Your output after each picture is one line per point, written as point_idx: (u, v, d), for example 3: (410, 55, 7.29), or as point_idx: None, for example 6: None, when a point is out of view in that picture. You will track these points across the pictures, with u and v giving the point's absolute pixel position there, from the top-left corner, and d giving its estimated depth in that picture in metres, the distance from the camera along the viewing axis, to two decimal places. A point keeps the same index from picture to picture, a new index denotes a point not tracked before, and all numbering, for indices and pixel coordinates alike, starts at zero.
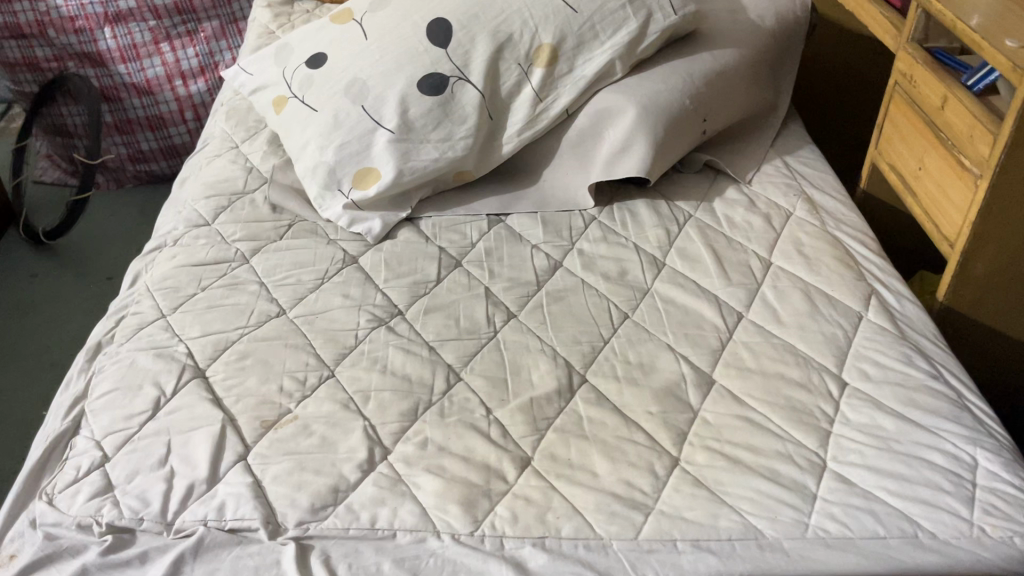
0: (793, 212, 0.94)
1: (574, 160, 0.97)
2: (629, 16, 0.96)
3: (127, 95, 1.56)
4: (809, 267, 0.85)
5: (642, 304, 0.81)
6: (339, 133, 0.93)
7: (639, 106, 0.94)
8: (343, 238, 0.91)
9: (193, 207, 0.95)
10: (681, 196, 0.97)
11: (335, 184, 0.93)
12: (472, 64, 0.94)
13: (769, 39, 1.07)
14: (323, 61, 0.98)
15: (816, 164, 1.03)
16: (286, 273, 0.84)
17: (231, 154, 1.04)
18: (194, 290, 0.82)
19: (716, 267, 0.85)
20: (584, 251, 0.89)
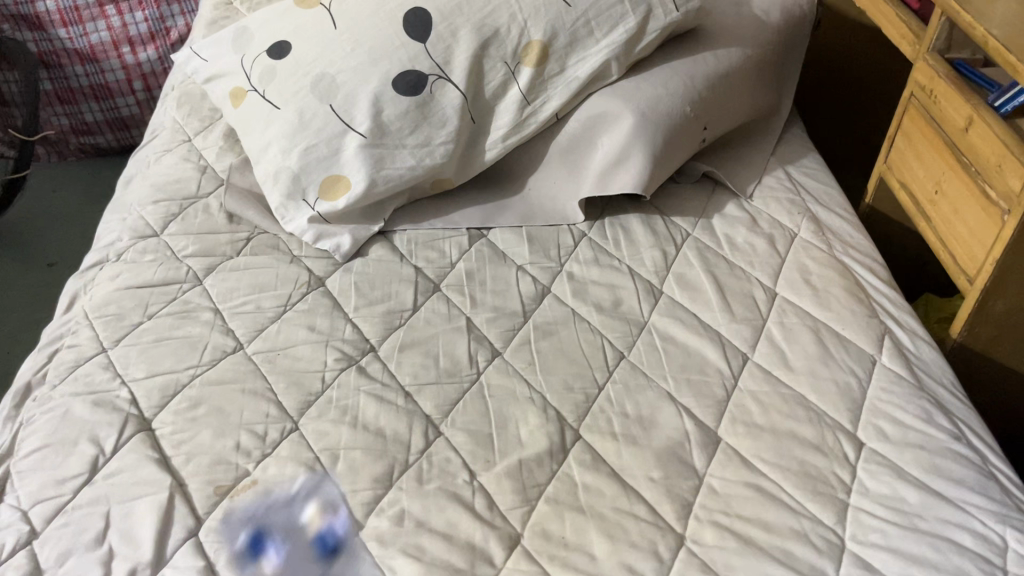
0: (797, 233, 0.87)
1: (563, 169, 0.89)
2: (627, 11, 0.87)
3: (68, 61, 1.43)
4: (818, 302, 0.78)
5: (639, 341, 0.74)
6: (305, 135, 0.83)
7: (636, 114, 0.85)
8: (308, 255, 0.82)
9: (139, 213, 0.85)
10: (678, 211, 0.89)
11: (299, 192, 0.84)
12: (454, 61, 0.85)
13: (775, 35, 0.98)
14: (286, 50, 0.88)
15: (820, 175, 0.96)
16: (244, 298, 0.76)
17: (183, 150, 0.94)
18: (140, 319, 0.73)
19: (718, 298, 0.78)
20: (574, 276, 0.81)
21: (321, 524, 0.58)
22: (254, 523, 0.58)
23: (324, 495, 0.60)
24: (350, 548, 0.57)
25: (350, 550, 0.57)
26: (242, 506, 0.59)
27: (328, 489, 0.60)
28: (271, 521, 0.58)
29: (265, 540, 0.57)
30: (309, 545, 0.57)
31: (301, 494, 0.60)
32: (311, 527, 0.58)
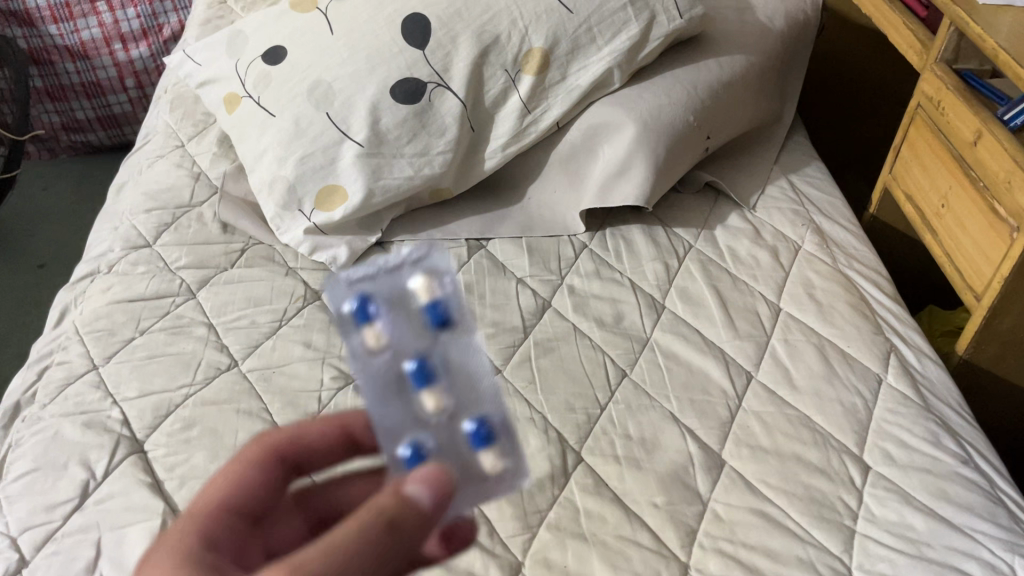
0: (801, 245, 0.85)
1: (563, 178, 0.88)
2: (630, 18, 0.86)
3: (59, 58, 1.41)
4: (823, 318, 0.77)
5: (641, 359, 0.73)
6: (300, 143, 0.82)
7: (639, 123, 0.84)
8: (304, 267, 0.81)
9: (131, 223, 0.83)
10: (681, 222, 0.88)
11: (294, 203, 0.82)
12: (454, 68, 0.83)
13: (779, 41, 0.97)
14: (281, 56, 0.86)
15: (824, 184, 0.94)
16: (239, 312, 0.74)
17: (176, 155, 0.92)
18: (132, 334, 0.71)
19: (721, 313, 0.77)
20: (575, 289, 0.80)
21: (435, 296, 0.46)
22: (362, 287, 0.46)
23: (435, 265, 0.47)
24: (465, 320, 0.46)
25: (464, 327, 0.46)
26: (349, 271, 0.47)
27: (439, 260, 0.47)
28: (374, 284, 0.46)
29: (369, 300, 0.46)
30: (420, 314, 0.46)
31: (410, 261, 0.47)
32: (421, 296, 0.46)
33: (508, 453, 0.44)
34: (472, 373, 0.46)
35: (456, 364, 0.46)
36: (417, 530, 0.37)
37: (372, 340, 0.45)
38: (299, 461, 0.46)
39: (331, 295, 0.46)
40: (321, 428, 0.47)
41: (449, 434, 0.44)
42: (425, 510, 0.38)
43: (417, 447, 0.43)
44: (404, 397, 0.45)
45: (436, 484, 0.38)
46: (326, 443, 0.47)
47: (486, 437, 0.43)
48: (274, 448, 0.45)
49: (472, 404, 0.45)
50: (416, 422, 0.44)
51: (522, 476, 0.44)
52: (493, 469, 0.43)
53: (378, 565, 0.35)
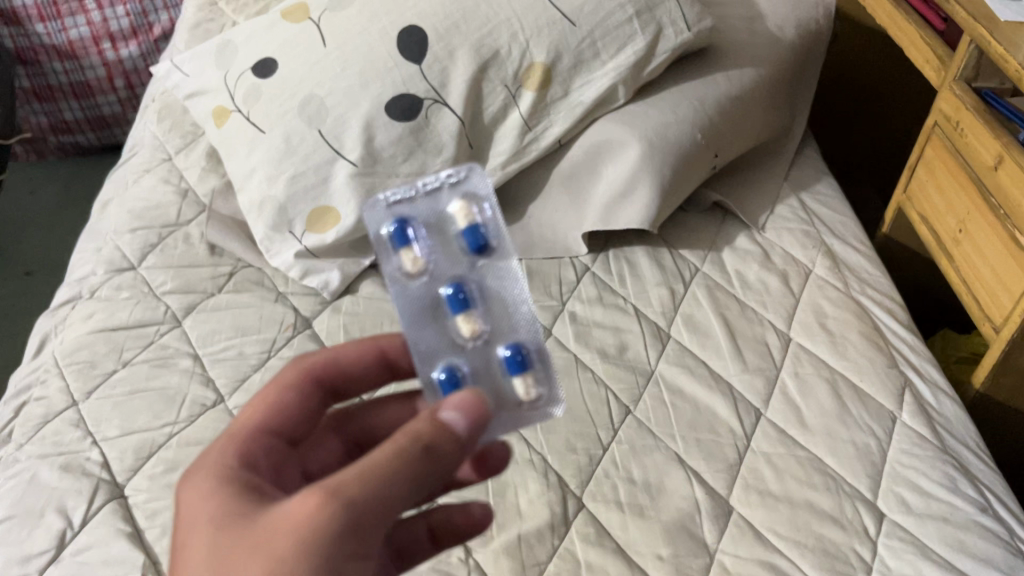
0: (812, 269, 0.82)
1: (565, 197, 0.84)
2: (636, 31, 0.82)
3: (47, 58, 1.37)
4: (834, 350, 0.74)
5: (645, 394, 0.70)
6: (291, 162, 0.78)
7: (644, 142, 0.80)
8: (294, 293, 0.77)
9: (115, 243, 0.80)
10: (687, 243, 0.84)
11: (285, 224, 0.79)
12: (451, 84, 0.80)
13: (790, 52, 0.93)
14: (272, 69, 0.82)
15: (835, 203, 0.91)
16: (226, 342, 0.71)
17: (162, 170, 0.89)
18: (114, 367, 0.68)
19: (729, 345, 0.74)
20: (577, 317, 0.77)
21: (472, 221, 0.51)
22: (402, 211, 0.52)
23: (471, 188, 0.52)
24: (500, 246, 0.51)
25: (499, 251, 0.52)
26: (388, 194, 0.52)
27: (478, 184, 0.53)
28: (414, 207, 0.53)
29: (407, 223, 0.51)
30: (456, 238, 0.52)
31: (450, 180, 0.53)
32: (458, 221, 0.52)
33: (540, 378, 0.49)
34: (505, 297, 0.51)
35: (492, 290, 0.51)
36: (452, 453, 0.38)
37: (410, 263, 0.50)
38: (334, 383, 0.49)
39: (369, 217, 0.52)
40: (357, 352, 0.50)
41: (485, 357, 0.49)
42: (463, 434, 0.39)
43: (452, 372, 0.48)
44: (440, 321, 0.50)
45: (472, 411, 0.39)
46: (362, 367, 0.50)
47: (520, 364, 0.48)
48: (311, 371, 0.48)
49: (507, 330, 0.50)
50: (451, 345, 0.49)
51: (554, 405, 0.48)
52: (526, 397, 0.48)
53: (414, 489, 0.37)
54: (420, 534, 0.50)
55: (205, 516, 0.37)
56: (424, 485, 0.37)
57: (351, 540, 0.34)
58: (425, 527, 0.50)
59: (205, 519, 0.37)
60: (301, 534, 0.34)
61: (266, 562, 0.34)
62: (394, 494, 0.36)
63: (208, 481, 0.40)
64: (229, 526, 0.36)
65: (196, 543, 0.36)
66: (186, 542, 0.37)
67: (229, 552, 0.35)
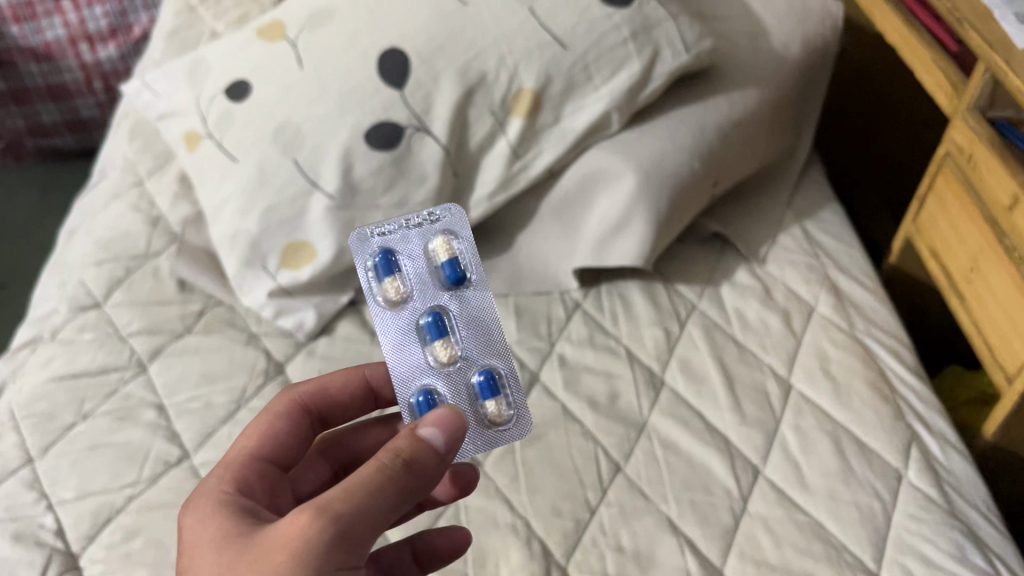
0: (815, 307, 0.78)
1: (556, 228, 0.80)
2: (631, 54, 0.77)
3: (23, 60, 1.34)
4: (837, 399, 0.70)
5: (637, 449, 0.66)
6: (265, 194, 0.74)
7: (639, 174, 0.76)
8: (267, 334, 0.74)
9: (80, 278, 0.76)
10: (683, 277, 0.80)
11: (258, 260, 0.74)
12: (435, 111, 0.75)
13: (796, 71, 0.88)
14: (245, 91, 0.77)
15: (840, 231, 0.87)
16: (193, 391, 0.67)
17: (133, 196, 0.84)
18: (73, 420, 0.65)
19: (726, 393, 0.70)
20: (566, 360, 0.73)
21: (453, 255, 0.55)
22: (387, 242, 0.56)
23: (449, 227, 0.57)
24: (476, 280, 0.56)
25: (474, 283, 0.56)
26: (375, 227, 0.56)
27: (454, 220, 0.57)
28: (396, 240, 0.56)
29: (391, 254, 0.55)
30: (438, 269, 0.55)
31: (432, 219, 0.57)
32: (439, 254, 0.56)
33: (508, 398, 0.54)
34: (481, 326, 0.56)
35: (469, 320, 0.56)
36: (429, 470, 0.42)
37: (392, 292, 0.54)
38: (323, 411, 0.57)
39: (355, 247, 0.56)
40: (343, 382, 0.58)
41: (460, 385, 0.54)
42: (439, 451, 0.43)
43: (429, 398, 0.52)
44: (419, 345, 0.54)
45: (447, 425, 0.43)
46: (347, 395, 0.58)
47: (492, 387, 0.53)
48: (301, 401, 0.55)
49: (482, 357, 0.55)
50: (427, 367, 0.54)
51: (523, 428, 0.54)
52: (498, 421, 0.53)
53: (397, 502, 0.40)
54: (404, 556, 0.54)
55: (208, 544, 0.41)
56: (406, 499, 0.41)
57: (342, 548, 0.38)
58: (409, 548, 0.54)
59: (210, 543, 0.41)
60: (294, 547, 0.37)
61: (265, 572, 0.37)
62: (379, 506, 0.39)
63: (208, 512, 0.44)
64: (229, 550, 0.40)
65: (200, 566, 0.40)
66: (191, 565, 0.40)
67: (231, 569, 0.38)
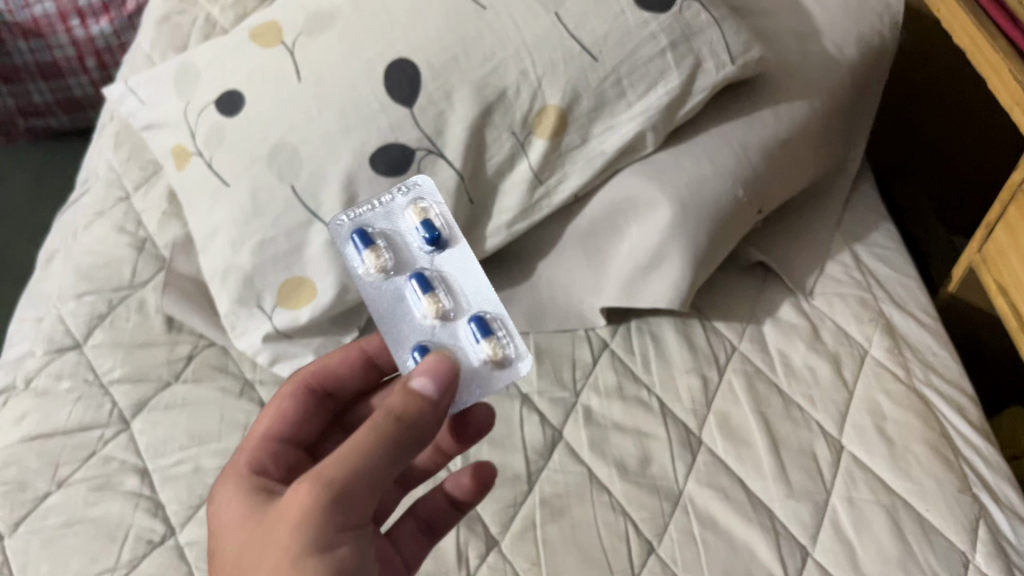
0: (868, 351, 0.71)
1: (582, 257, 0.72)
2: (670, 66, 0.68)
3: (10, 37, 1.26)
4: (896, 465, 0.63)
5: (672, 526, 0.60)
6: (259, 225, 0.66)
7: (677, 203, 0.67)
8: (263, 382, 0.67)
9: (58, 314, 0.69)
10: (722, 313, 0.73)
11: (252, 298, 0.67)
12: (449, 132, 0.67)
13: (853, 75, 0.79)
14: (238, 105, 0.69)
15: (895, 256, 0.78)
16: (179, 455, 0.61)
17: (118, 214, 0.77)
18: (47, 488, 0.59)
19: (770, 457, 0.63)
20: (592, 414, 0.66)
21: (426, 217, 0.52)
22: (360, 220, 0.53)
23: (419, 193, 0.53)
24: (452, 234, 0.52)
25: (452, 238, 0.52)
26: (348, 211, 0.54)
27: (421, 185, 0.54)
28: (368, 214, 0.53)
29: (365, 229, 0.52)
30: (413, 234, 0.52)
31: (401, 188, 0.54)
32: (412, 218, 0.53)
33: (506, 339, 0.50)
34: (467, 279, 0.51)
35: (451, 276, 0.52)
36: (428, 416, 0.42)
37: (373, 263, 0.51)
38: (328, 388, 0.55)
39: (333, 232, 0.53)
40: (341, 356, 0.55)
41: (454, 334, 0.50)
42: (433, 399, 0.42)
43: (423, 349, 0.49)
44: (408, 308, 0.51)
45: (435, 377, 0.43)
46: (349, 369, 0.56)
47: (484, 328, 0.49)
48: (303, 381, 0.54)
49: (472, 306, 0.51)
50: (420, 325, 0.50)
51: (524, 362, 0.49)
52: (497, 360, 0.49)
53: (397, 456, 0.41)
54: (440, 502, 0.54)
55: (234, 525, 0.43)
56: (405, 452, 0.41)
57: (345, 506, 0.39)
58: (441, 494, 0.54)
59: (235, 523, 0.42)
60: (301, 511, 0.38)
61: (279, 539, 0.38)
62: (378, 462, 0.40)
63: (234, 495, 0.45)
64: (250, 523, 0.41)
65: (228, 543, 0.42)
66: (220, 545, 0.42)
67: (250, 541, 0.40)
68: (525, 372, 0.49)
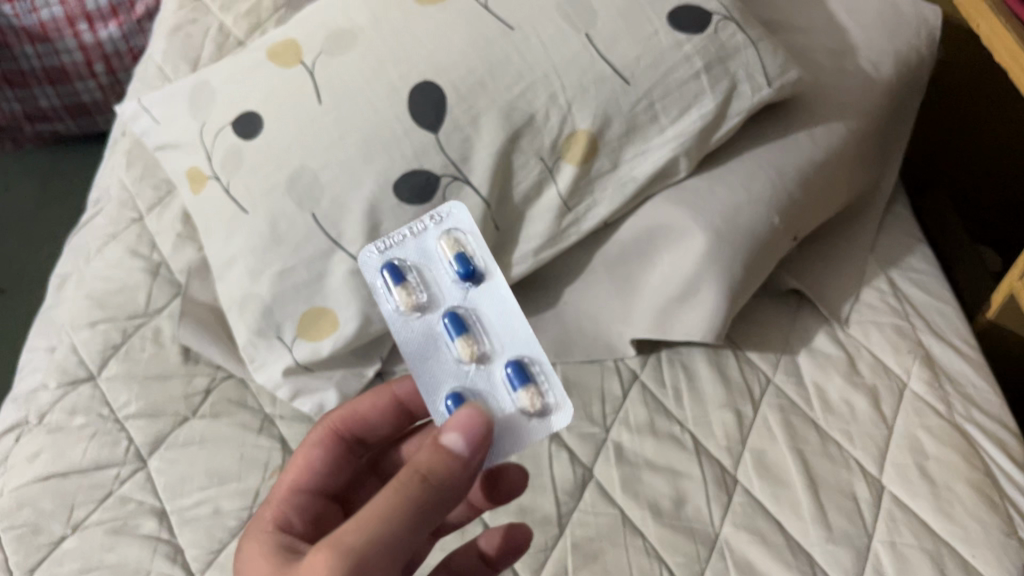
0: (907, 383, 0.68)
1: (611, 285, 0.70)
2: (704, 89, 0.66)
3: (17, 42, 1.23)
4: (939, 507, 0.61)
5: (708, 572, 0.58)
6: (279, 254, 0.64)
7: (711, 232, 0.64)
8: (284, 416, 0.65)
9: (72, 344, 0.67)
10: (756, 344, 0.71)
11: (272, 329, 0.65)
12: (475, 158, 0.64)
13: (891, 93, 0.76)
14: (255, 126, 0.66)
15: (933, 281, 0.76)
16: (198, 496, 0.59)
17: (131, 236, 0.75)
18: (63, 532, 0.57)
19: (809, 499, 0.61)
20: (624, 451, 0.64)
21: (460, 251, 0.48)
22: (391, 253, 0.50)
23: (454, 223, 0.50)
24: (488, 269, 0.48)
25: (489, 274, 0.48)
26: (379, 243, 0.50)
27: (455, 214, 0.50)
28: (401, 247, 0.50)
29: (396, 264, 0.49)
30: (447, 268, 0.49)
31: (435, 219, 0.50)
32: (445, 252, 0.49)
33: (545, 387, 0.46)
34: (504, 319, 0.48)
35: (488, 315, 0.48)
36: (454, 477, 0.39)
37: (405, 301, 0.48)
38: (358, 435, 0.53)
39: (365, 265, 0.50)
40: (372, 402, 0.53)
41: (490, 380, 0.47)
42: (461, 460, 0.40)
43: (457, 398, 0.46)
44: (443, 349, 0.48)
45: (466, 433, 0.40)
46: (380, 416, 0.53)
47: (521, 376, 0.45)
48: (331, 428, 0.52)
49: (509, 348, 0.47)
50: (455, 369, 0.48)
51: (563, 411, 0.46)
52: (534, 409, 0.46)
53: (419, 521, 0.38)
54: (473, 559, 0.53)
55: None
56: (428, 517, 0.38)
57: None
58: (475, 552, 0.53)
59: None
60: None
61: None
62: (397, 530, 0.37)
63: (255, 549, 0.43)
64: None
65: None
66: None
67: None
68: (565, 424, 0.45)
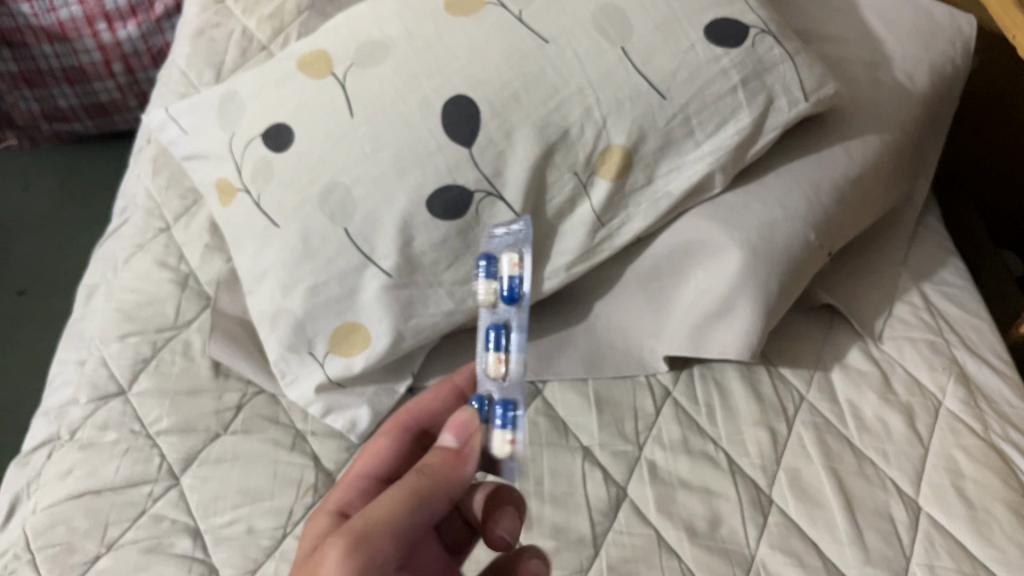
0: (942, 401, 0.67)
1: (643, 300, 0.69)
2: (741, 104, 0.65)
3: (35, 41, 1.22)
4: (976, 530, 0.60)
5: None
6: (310, 269, 0.63)
7: (747, 250, 0.63)
8: (316, 433, 0.65)
9: (102, 357, 0.67)
10: (789, 359, 0.70)
11: (304, 344, 0.64)
12: (508, 173, 0.64)
13: (927, 105, 0.75)
14: (286, 139, 0.66)
15: (966, 296, 0.75)
16: (232, 514, 0.59)
17: (158, 246, 0.74)
18: (98, 551, 0.57)
19: (845, 521, 0.60)
20: (657, 470, 0.63)
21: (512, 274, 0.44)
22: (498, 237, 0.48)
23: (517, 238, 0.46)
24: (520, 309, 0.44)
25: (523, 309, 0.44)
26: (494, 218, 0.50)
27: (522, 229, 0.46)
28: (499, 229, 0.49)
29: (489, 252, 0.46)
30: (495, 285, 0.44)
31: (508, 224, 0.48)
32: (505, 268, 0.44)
33: (517, 439, 0.44)
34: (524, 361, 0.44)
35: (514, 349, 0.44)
36: (449, 466, 0.43)
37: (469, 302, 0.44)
38: (427, 427, 0.53)
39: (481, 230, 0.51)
40: (434, 394, 0.53)
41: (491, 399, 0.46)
42: (459, 452, 0.44)
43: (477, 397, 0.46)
44: None
45: (459, 428, 0.44)
46: (443, 406, 0.53)
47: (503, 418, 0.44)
48: (400, 420, 0.52)
49: (515, 387, 0.44)
50: None
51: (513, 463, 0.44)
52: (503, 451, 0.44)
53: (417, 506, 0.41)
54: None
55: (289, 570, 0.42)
56: (428, 503, 0.41)
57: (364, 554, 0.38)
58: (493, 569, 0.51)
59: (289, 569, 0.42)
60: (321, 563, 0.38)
61: None
62: (398, 514, 0.40)
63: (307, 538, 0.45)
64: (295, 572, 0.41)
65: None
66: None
67: None
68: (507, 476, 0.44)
